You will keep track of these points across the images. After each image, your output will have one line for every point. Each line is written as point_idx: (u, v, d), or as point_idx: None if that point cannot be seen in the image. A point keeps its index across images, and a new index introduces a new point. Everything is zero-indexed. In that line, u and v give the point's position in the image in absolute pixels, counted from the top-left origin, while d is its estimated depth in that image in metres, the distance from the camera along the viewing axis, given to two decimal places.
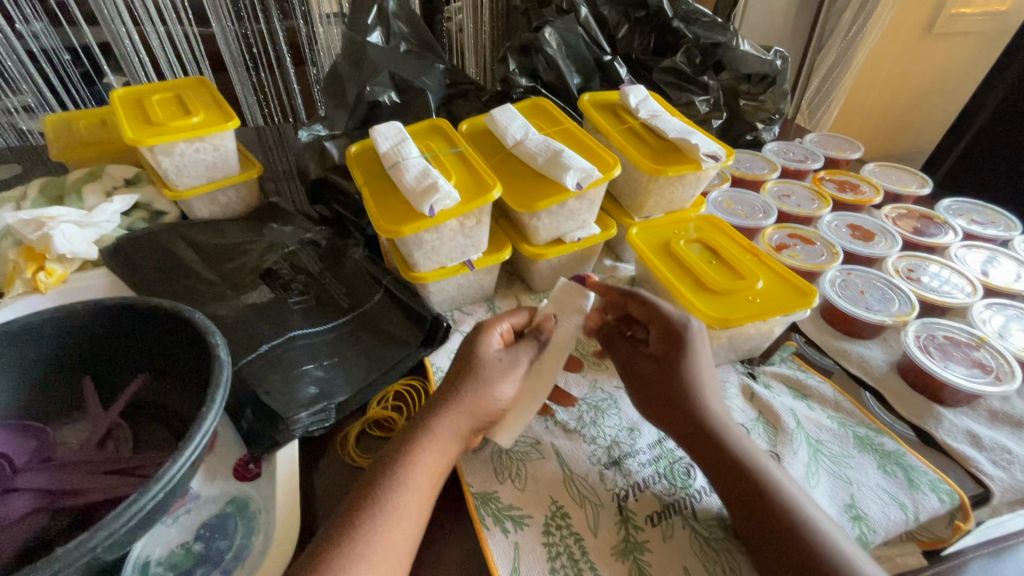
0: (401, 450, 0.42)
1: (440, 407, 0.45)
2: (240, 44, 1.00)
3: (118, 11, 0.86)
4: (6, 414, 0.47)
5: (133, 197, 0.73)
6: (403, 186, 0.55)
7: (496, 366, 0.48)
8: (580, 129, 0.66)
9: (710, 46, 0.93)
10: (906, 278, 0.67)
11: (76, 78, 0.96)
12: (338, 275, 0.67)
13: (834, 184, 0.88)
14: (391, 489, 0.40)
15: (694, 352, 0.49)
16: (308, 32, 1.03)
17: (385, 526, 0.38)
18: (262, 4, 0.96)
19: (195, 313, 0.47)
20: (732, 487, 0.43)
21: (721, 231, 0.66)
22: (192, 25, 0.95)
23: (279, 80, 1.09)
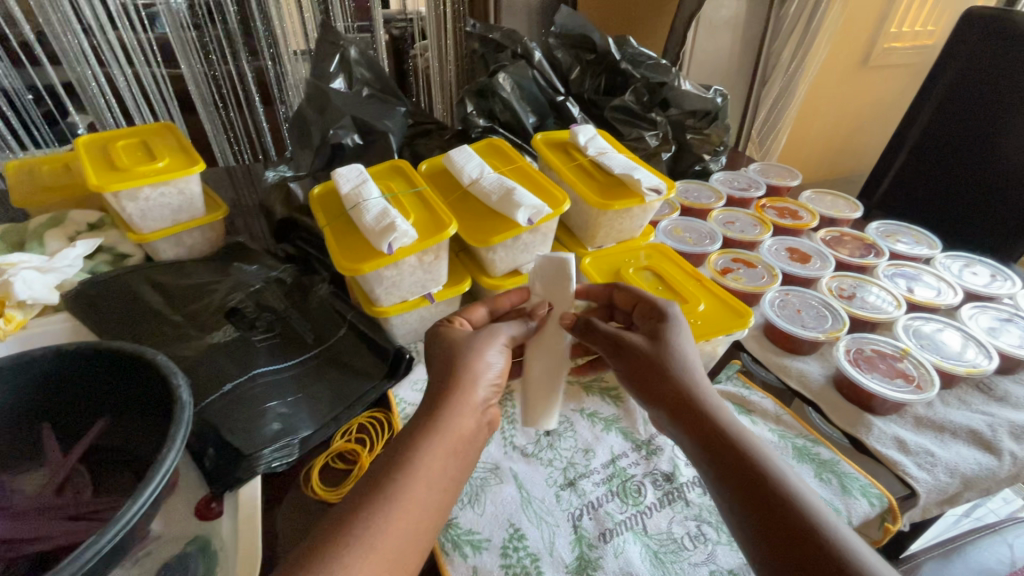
0: (402, 443, 0.44)
1: (445, 390, 0.47)
2: (209, 84, 1.04)
3: (82, 53, 0.91)
4: None
5: (96, 240, 0.74)
6: (363, 227, 0.57)
7: (476, 340, 0.52)
8: (533, 167, 0.70)
9: (655, 85, 1.00)
10: (839, 297, 0.72)
11: (36, 116, 0.96)
12: (303, 312, 0.69)
13: (774, 211, 0.94)
14: (399, 478, 0.41)
15: (677, 327, 0.54)
16: (277, 71, 1.07)
17: (394, 510, 0.39)
18: (229, 44, 1.01)
19: (156, 354, 0.48)
20: (717, 454, 0.45)
21: (668, 258, 0.71)
22: (159, 66, 0.99)
23: (248, 119, 1.12)
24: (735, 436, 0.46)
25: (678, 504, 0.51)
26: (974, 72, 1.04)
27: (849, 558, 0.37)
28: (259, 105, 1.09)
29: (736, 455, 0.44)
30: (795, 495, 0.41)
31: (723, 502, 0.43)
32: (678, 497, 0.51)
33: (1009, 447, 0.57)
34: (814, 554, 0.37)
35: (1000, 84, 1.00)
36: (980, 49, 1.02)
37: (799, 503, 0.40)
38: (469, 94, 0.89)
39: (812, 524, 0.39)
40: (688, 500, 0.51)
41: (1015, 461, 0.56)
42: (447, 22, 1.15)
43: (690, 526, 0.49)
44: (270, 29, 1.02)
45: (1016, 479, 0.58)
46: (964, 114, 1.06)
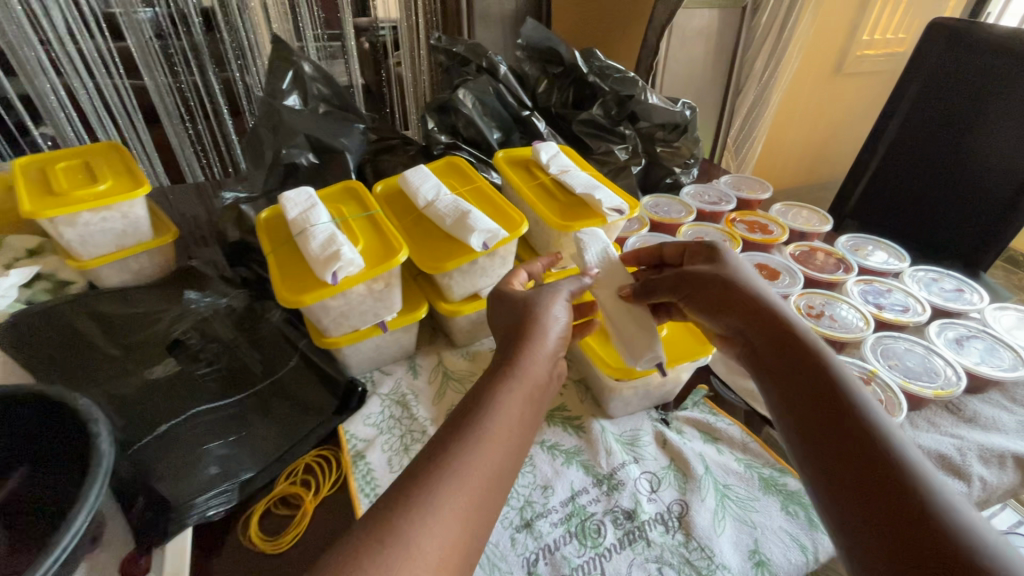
0: (485, 390, 0.44)
1: (526, 333, 0.49)
2: (173, 96, 1.01)
3: (39, 65, 0.86)
4: None
5: (33, 269, 0.71)
6: (308, 254, 0.54)
7: (545, 294, 0.53)
8: (492, 187, 0.68)
9: (624, 98, 0.98)
10: (807, 316, 0.71)
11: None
12: (253, 341, 0.66)
13: (744, 225, 0.93)
14: (485, 420, 0.42)
15: (732, 261, 0.58)
16: (245, 82, 1.06)
17: (483, 447, 0.40)
18: (194, 55, 0.99)
19: (80, 399, 0.46)
20: (790, 371, 0.47)
21: None
22: (122, 78, 0.96)
23: (219, 132, 1.08)
24: (812, 356, 0.47)
25: (639, 545, 0.48)
26: (940, 83, 1.04)
27: (909, 467, 0.37)
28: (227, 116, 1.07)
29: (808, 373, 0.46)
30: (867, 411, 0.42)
31: (789, 412, 0.45)
32: (639, 537, 0.49)
33: (978, 472, 0.55)
34: (873, 459, 0.38)
35: (966, 94, 1.01)
36: (946, 59, 1.02)
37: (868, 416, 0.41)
38: (430, 110, 0.87)
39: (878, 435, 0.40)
40: (650, 541, 0.49)
41: (985, 487, 0.55)
42: (419, 33, 1.15)
43: (651, 569, 0.47)
44: (237, 41, 1.01)
45: (987, 504, 0.57)
46: (931, 125, 1.07)
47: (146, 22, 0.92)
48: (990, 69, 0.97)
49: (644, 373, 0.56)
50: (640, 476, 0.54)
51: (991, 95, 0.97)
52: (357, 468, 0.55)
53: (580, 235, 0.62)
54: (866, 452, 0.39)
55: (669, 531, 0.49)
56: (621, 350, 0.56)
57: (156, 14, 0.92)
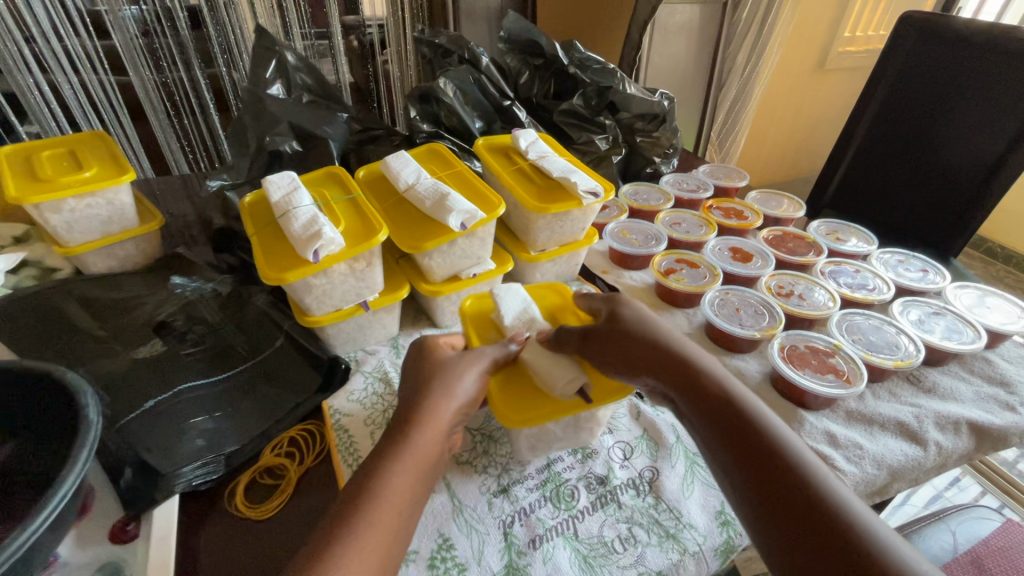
0: (377, 462, 0.42)
1: (419, 406, 0.47)
2: (158, 91, 1.02)
3: (22, 59, 0.85)
4: None
5: (19, 255, 0.71)
6: (291, 235, 0.56)
7: (460, 364, 0.50)
8: (471, 172, 0.70)
9: (603, 89, 1.00)
10: (777, 295, 0.74)
11: None
12: (238, 323, 0.68)
13: (720, 211, 0.95)
14: (374, 497, 0.39)
15: (635, 307, 0.56)
16: (231, 77, 1.08)
17: (368, 526, 0.37)
18: (181, 51, 1.00)
19: (67, 372, 0.47)
20: (718, 420, 0.44)
21: (560, 297, 0.65)
22: (107, 74, 0.96)
23: (204, 127, 1.10)
24: (735, 398, 0.45)
25: (611, 508, 0.50)
26: (911, 76, 1.08)
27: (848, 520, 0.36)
28: (214, 113, 1.08)
29: (736, 419, 0.44)
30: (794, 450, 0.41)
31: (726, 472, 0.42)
32: (611, 500, 0.51)
33: (934, 437, 0.58)
34: (814, 510, 0.37)
35: (935, 86, 1.04)
36: (916, 52, 1.06)
37: (800, 460, 0.40)
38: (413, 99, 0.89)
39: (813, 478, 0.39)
40: (622, 503, 0.51)
41: (940, 451, 0.58)
42: (405, 27, 1.17)
43: (621, 529, 0.49)
44: (223, 35, 1.01)
45: (943, 469, 0.60)
46: (904, 116, 1.10)
47: (131, 19, 0.94)
48: (957, 62, 1.00)
49: (573, 408, 0.51)
50: (614, 445, 0.56)
51: (959, 86, 1.01)
52: (340, 439, 0.57)
53: (496, 293, 0.60)
54: (805, 504, 0.37)
55: (639, 495, 0.52)
56: (545, 390, 0.52)
57: (141, 10, 0.94)
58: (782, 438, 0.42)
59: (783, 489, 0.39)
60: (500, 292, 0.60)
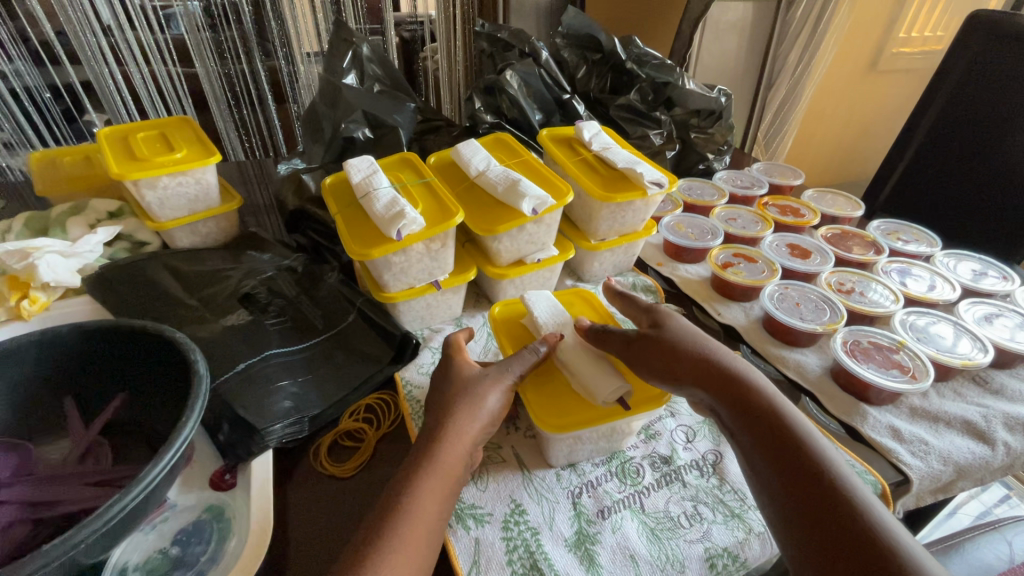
0: (399, 489, 0.42)
1: (443, 424, 0.47)
2: (221, 82, 1.07)
3: (100, 51, 0.92)
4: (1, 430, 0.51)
5: (116, 227, 0.76)
6: (373, 214, 0.59)
7: (486, 381, 0.50)
8: (538, 161, 0.72)
9: (660, 85, 1.01)
10: (837, 291, 0.74)
11: (56, 114, 1.00)
12: (313, 298, 0.72)
13: (776, 208, 0.95)
14: (400, 526, 0.39)
15: (677, 321, 0.57)
16: (289, 70, 1.11)
17: (397, 550, 0.38)
18: (245, 45, 1.05)
19: (175, 332, 0.51)
20: (759, 435, 0.45)
21: (589, 304, 0.64)
22: (175, 65, 1.03)
23: (262, 117, 1.16)
24: (779, 412, 0.46)
25: (675, 486, 0.52)
26: (978, 76, 1.05)
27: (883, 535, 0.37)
28: (270, 104, 1.14)
29: (778, 433, 0.45)
30: (835, 467, 0.42)
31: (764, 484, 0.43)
32: (675, 479, 0.53)
33: (1002, 437, 0.58)
34: (851, 525, 0.38)
35: (1005, 86, 1.01)
36: (986, 51, 1.03)
37: (839, 477, 0.41)
38: (477, 91, 0.92)
39: (853, 495, 0.40)
40: (686, 482, 0.52)
41: (1009, 452, 0.57)
42: (456, 24, 1.17)
43: (686, 506, 0.50)
44: (284, 33, 1.05)
45: (1011, 470, 0.59)
46: (968, 117, 1.07)
47: (198, 11, 0.98)
48: None
49: (612, 415, 0.50)
50: (676, 428, 0.58)
51: None
52: (412, 409, 0.60)
53: (528, 299, 0.60)
54: (842, 519, 0.38)
55: (703, 475, 0.53)
56: (582, 394, 0.52)
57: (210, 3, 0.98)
58: (824, 455, 0.43)
59: (821, 501, 0.40)
60: (531, 297, 0.60)
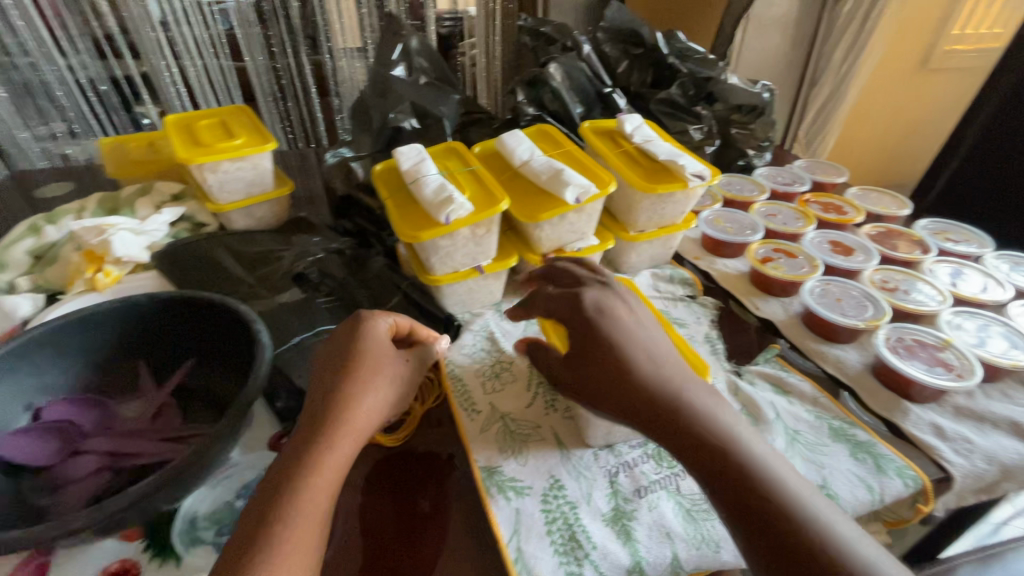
0: (284, 473, 0.41)
1: (335, 404, 0.46)
2: (269, 75, 1.12)
3: (157, 44, 1.00)
4: (85, 388, 0.56)
5: (179, 209, 0.82)
6: (423, 199, 0.62)
7: (387, 366, 0.51)
8: (580, 152, 0.74)
9: (702, 79, 1.01)
10: (881, 289, 0.73)
11: (116, 103, 1.08)
12: (361, 280, 0.75)
13: (819, 205, 0.94)
14: (275, 515, 0.38)
15: (608, 322, 0.51)
16: (332, 65, 1.13)
17: (286, 539, 0.37)
18: (291, 39, 1.08)
19: (240, 305, 0.54)
20: (695, 462, 0.43)
21: None
22: (227, 60, 1.08)
23: (303, 110, 1.18)
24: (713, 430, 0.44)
25: None
26: None
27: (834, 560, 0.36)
28: (314, 96, 1.16)
29: (715, 456, 0.42)
30: (782, 491, 0.40)
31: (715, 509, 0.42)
32: None
33: None
34: (799, 552, 0.36)
35: None
36: None
37: (784, 495, 0.39)
38: (520, 83, 0.93)
39: (798, 514, 0.38)
40: None
41: None
42: (496, 17, 1.18)
43: None
44: (329, 25, 1.07)
45: None
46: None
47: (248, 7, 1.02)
48: None
49: None
50: None
51: None
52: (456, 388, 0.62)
53: (570, 283, 0.61)
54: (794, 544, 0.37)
55: None
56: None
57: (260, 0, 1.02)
58: (763, 473, 0.41)
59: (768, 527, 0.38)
60: (574, 281, 0.61)
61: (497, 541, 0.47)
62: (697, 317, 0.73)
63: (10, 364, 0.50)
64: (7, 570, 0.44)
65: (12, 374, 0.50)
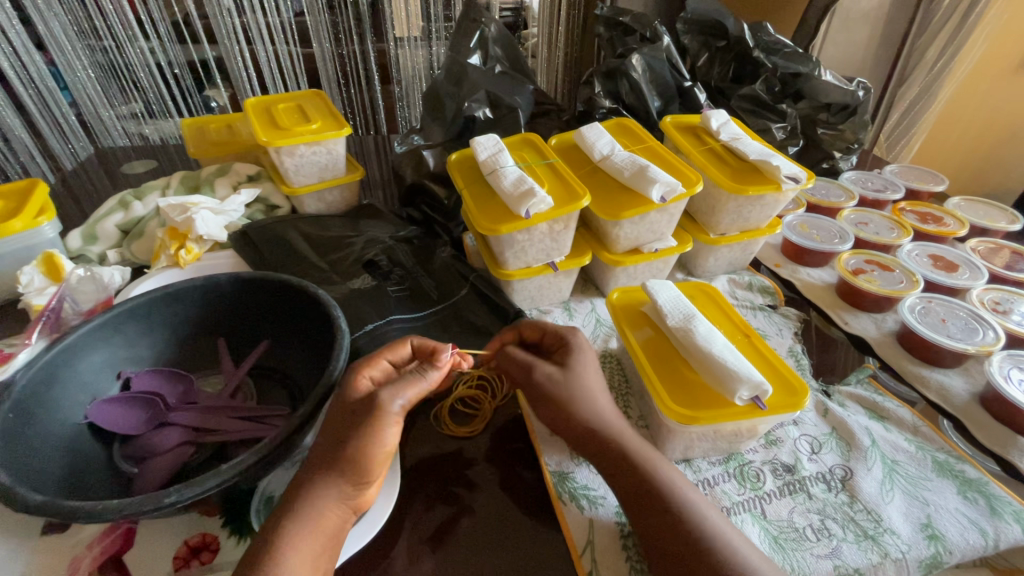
0: (297, 532, 0.38)
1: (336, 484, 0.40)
2: (336, 62, 1.11)
3: (233, 31, 1.01)
4: (170, 361, 0.57)
5: (255, 190, 0.84)
6: (501, 191, 0.60)
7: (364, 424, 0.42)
8: (663, 148, 0.70)
9: (790, 75, 0.95)
10: (992, 310, 0.66)
11: (189, 85, 1.12)
12: (428, 270, 0.74)
13: (915, 215, 0.87)
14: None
15: (576, 358, 0.52)
16: (398, 53, 1.12)
17: None
18: (360, 27, 1.07)
19: (319, 290, 0.55)
20: (634, 501, 0.43)
21: (714, 304, 0.61)
22: (296, 46, 1.09)
23: (368, 97, 1.19)
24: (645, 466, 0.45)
25: (800, 497, 0.50)
26: None
27: None
28: (378, 84, 1.16)
29: (652, 503, 0.43)
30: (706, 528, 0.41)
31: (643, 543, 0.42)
32: (800, 489, 0.50)
33: None
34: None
35: None
36: None
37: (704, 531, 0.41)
38: (598, 74, 0.90)
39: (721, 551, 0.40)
40: (813, 494, 0.50)
41: None
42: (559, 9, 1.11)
43: (813, 519, 0.48)
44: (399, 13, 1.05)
45: None
46: None
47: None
48: None
49: (746, 413, 0.47)
50: (800, 437, 0.54)
51: None
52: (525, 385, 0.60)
53: (650, 286, 0.58)
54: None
55: (832, 490, 0.50)
56: (711, 385, 0.49)
57: None
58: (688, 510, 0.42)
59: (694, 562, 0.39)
60: (650, 284, 0.58)
61: (570, 550, 0.46)
62: (780, 329, 0.69)
63: (106, 335, 0.52)
64: (92, 535, 0.45)
65: (108, 345, 0.53)
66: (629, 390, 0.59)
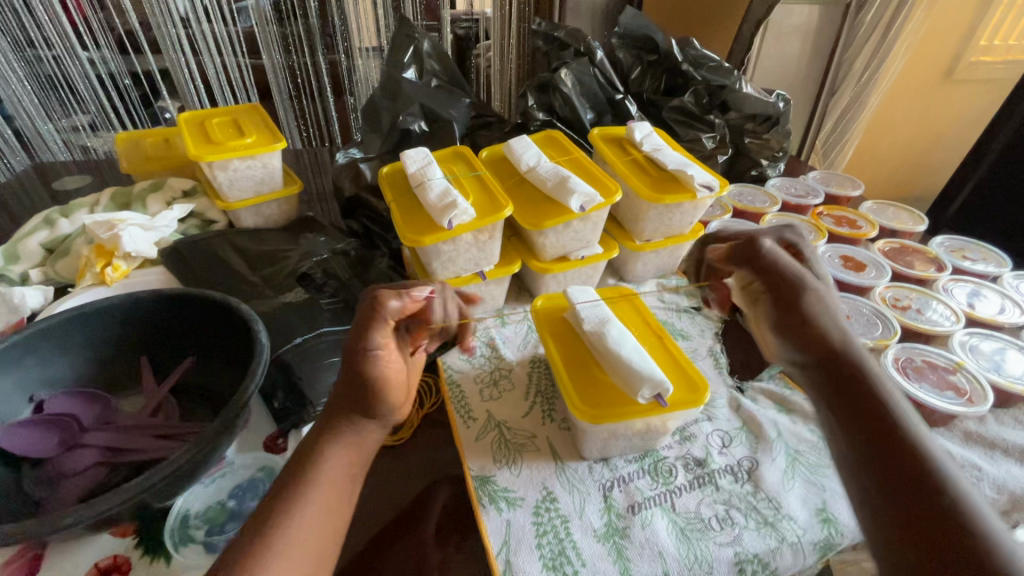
0: None
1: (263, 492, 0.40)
2: (285, 74, 1.11)
3: (178, 41, 0.99)
4: (88, 381, 0.56)
5: (189, 206, 0.83)
6: (426, 203, 0.62)
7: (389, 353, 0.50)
8: (588, 159, 0.73)
9: (716, 87, 0.99)
10: (892, 306, 0.71)
11: (136, 101, 1.08)
12: (364, 281, 0.75)
13: (831, 219, 0.92)
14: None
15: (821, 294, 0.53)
16: (348, 64, 1.12)
17: None
18: (308, 38, 1.07)
19: (241, 304, 0.55)
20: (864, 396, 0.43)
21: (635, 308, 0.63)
22: (244, 57, 1.08)
23: (320, 110, 1.19)
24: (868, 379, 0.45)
25: (708, 489, 0.52)
26: None
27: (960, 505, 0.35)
28: (329, 96, 1.15)
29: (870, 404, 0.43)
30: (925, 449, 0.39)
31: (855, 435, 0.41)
32: (708, 482, 0.53)
33: None
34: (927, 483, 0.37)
35: None
36: None
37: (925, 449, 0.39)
38: (531, 88, 0.93)
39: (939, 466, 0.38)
40: (720, 486, 0.52)
41: None
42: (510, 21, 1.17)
43: (718, 509, 0.51)
44: (345, 24, 1.06)
45: None
46: None
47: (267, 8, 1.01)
48: None
49: (651, 411, 0.50)
50: (712, 432, 0.57)
51: None
52: (453, 395, 0.61)
53: (570, 294, 0.60)
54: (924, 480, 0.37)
55: (738, 481, 0.53)
56: (619, 386, 0.51)
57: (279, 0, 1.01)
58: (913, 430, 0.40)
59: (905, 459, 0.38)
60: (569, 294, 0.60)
61: (488, 553, 0.47)
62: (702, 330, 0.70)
63: (16, 356, 0.51)
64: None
65: (18, 367, 0.51)
66: (554, 393, 0.62)
